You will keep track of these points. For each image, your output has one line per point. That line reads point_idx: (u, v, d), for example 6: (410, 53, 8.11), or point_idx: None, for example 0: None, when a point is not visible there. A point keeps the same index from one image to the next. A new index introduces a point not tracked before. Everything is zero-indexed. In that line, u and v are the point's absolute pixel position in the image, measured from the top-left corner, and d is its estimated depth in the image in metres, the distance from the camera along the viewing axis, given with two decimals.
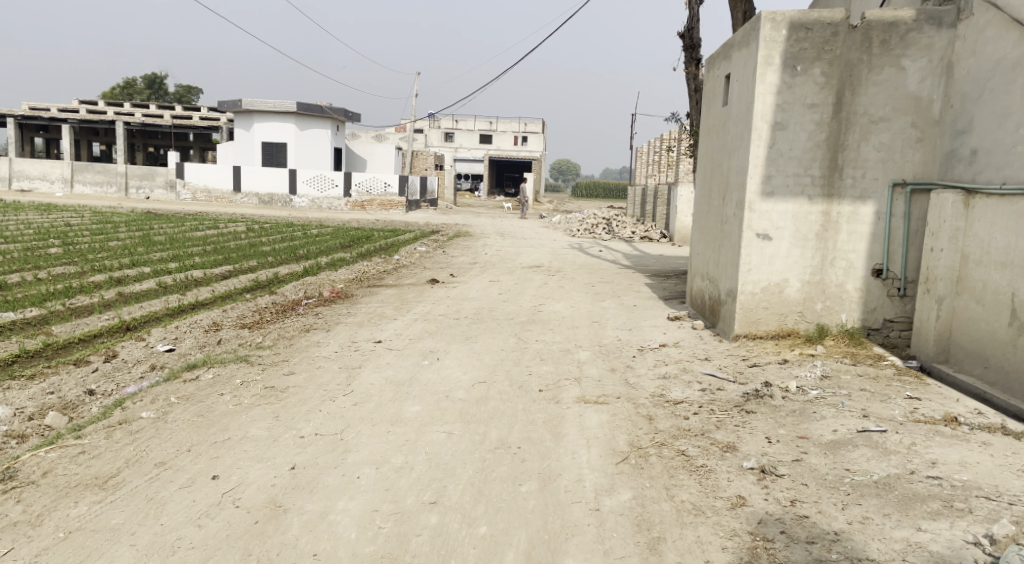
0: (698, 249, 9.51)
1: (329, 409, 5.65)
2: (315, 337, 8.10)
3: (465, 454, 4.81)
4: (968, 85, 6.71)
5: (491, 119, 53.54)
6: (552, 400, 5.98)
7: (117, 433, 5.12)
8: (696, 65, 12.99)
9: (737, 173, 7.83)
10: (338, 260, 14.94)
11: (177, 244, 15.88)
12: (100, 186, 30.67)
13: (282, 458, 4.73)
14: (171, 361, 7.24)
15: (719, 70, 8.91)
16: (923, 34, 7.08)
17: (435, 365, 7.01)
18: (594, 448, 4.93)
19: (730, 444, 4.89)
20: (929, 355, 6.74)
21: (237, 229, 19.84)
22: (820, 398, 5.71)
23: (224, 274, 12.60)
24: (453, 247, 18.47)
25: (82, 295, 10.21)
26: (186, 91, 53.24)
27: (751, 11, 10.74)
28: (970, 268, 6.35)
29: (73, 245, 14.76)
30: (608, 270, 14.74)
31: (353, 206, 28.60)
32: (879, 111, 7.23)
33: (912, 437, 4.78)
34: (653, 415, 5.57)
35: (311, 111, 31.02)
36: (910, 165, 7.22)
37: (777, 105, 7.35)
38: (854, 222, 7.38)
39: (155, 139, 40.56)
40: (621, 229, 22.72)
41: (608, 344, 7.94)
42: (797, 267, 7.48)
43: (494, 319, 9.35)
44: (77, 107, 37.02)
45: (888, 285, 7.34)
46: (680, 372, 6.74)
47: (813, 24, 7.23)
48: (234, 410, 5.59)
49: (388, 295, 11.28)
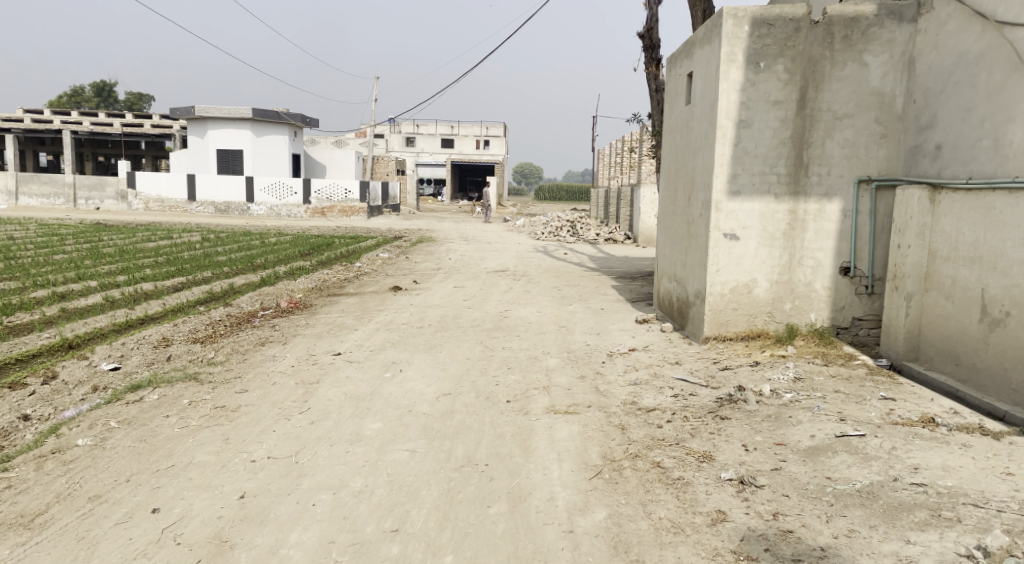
0: (664, 249, 9.36)
1: (284, 429, 5.35)
2: (271, 351, 7.76)
3: (429, 475, 4.56)
4: (931, 79, 6.65)
5: (453, 123, 53.27)
6: (521, 411, 5.74)
7: (48, 464, 4.80)
8: (656, 66, 12.89)
9: (702, 172, 7.68)
10: (296, 269, 14.54)
11: (126, 255, 15.34)
12: (47, 198, 29.69)
13: (229, 487, 4.46)
14: (116, 381, 6.85)
15: (681, 68, 8.77)
16: (885, 29, 7.01)
17: (397, 377, 6.72)
18: (566, 462, 4.71)
19: (706, 454, 4.71)
20: (899, 353, 6.62)
21: (191, 239, 19.23)
22: (795, 401, 5.54)
23: (175, 286, 12.14)
24: (415, 253, 18.13)
25: (22, 312, 9.70)
26: (137, 98, 52.18)
27: (712, 9, 10.67)
28: (938, 264, 6.26)
29: (15, 260, 14.10)
30: (574, 273, 14.55)
31: (313, 213, 28.12)
32: (842, 108, 7.13)
33: (892, 441, 4.64)
34: (626, 425, 5.36)
35: (268, 117, 30.43)
36: (874, 161, 7.13)
37: (741, 102, 7.22)
38: (820, 219, 7.26)
39: (107, 149, 39.60)
40: (585, 232, 22.61)
41: (576, 350, 7.72)
42: (765, 266, 7.35)
43: (459, 327, 9.08)
44: (23, 116, 35.98)
45: (856, 283, 7.23)
46: (651, 378, 6.55)
47: (775, 19, 7.12)
48: (180, 434, 5.26)
49: (349, 304, 10.95)
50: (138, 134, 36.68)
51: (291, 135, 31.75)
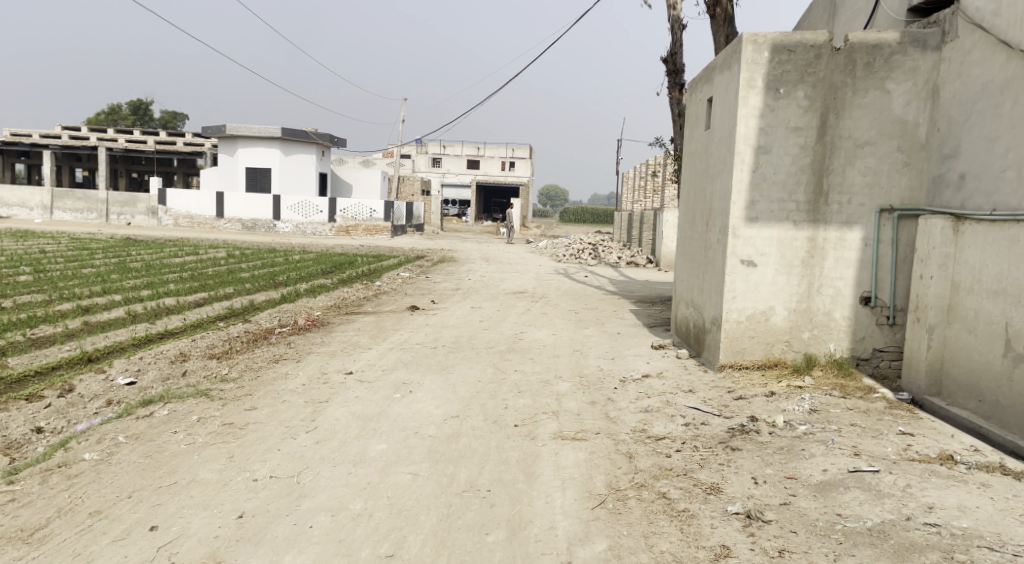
0: (682, 274, 9.25)
1: (289, 448, 5.31)
2: (284, 368, 7.75)
3: (430, 499, 4.50)
4: (955, 108, 6.54)
5: (478, 144, 53.58)
6: (528, 436, 5.66)
7: (53, 478, 4.80)
8: (679, 90, 12.85)
9: (720, 198, 7.59)
10: (318, 286, 14.61)
11: (152, 270, 15.53)
12: (80, 213, 30.24)
13: (229, 505, 4.42)
14: (130, 395, 6.87)
15: (701, 93, 8.71)
16: (908, 56, 6.92)
17: (407, 398, 6.67)
18: (569, 490, 4.63)
19: (714, 485, 4.60)
20: (921, 387, 6.45)
21: (217, 255, 19.43)
22: (810, 434, 5.40)
23: (197, 302, 12.22)
24: (436, 273, 18.16)
25: (45, 324, 9.80)
26: (171, 116, 53.15)
27: (734, 35, 10.63)
28: (961, 296, 6.11)
29: (44, 273, 14.31)
30: (592, 296, 14.46)
31: (338, 231, 28.40)
32: (864, 135, 7.04)
33: (907, 478, 4.50)
34: (634, 453, 5.26)
35: (296, 136, 30.80)
36: (896, 190, 7.01)
37: (760, 128, 7.14)
38: (840, 247, 7.14)
39: (140, 166, 40.30)
40: (606, 255, 22.52)
41: (589, 375, 7.63)
42: (783, 294, 7.23)
43: (473, 348, 9.02)
44: (61, 132, 36.78)
45: (876, 313, 7.08)
46: (663, 406, 6.43)
47: (795, 46, 7.05)
48: (186, 450, 5.24)
49: (366, 323, 10.94)
50: (170, 152, 37.28)
51: (318, 154, 32.10)
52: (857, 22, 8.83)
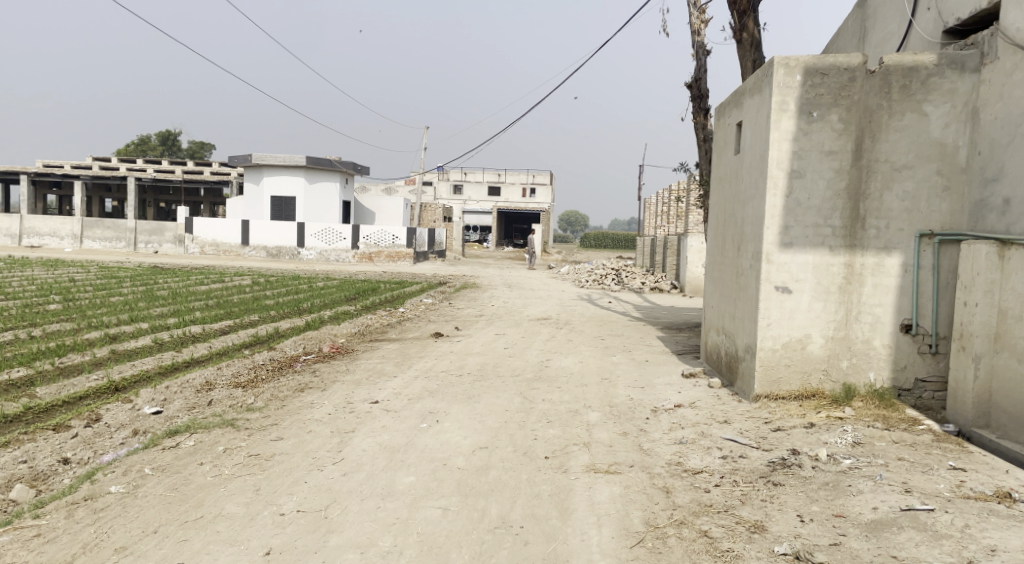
0: (712, 301, 9.06)
1: (316, 480, 5.18)
2: (309, 398, 7.62)
3: (462, 536, 4.38)
4: (998, 131, 6.39)
5: (500, 171, 53.74)
6: (560, 469, 5.48)
7: (79, 512, 4.70)
8: (704, 116, 12.73)
9: (753, 223, 7.42)
10: (343, 313, 14.57)
11: (179, 298, 15.54)
12: (109, 241, 30.57)
13: (256, 542, 4.33)
14: (156, 425, 6.78)
15: (730, 117, 8.57)
16: (945, 78, 6.75)
17: (434, 429, 6.51)
18: (606, 527, 4.47)
19: (757, 523, 4.41)
20: (968, 419, 6.19)
21: (243, 282, 19.44)
22: (855, 468, 5.18)
23: (223, 329, 12.18)
24: (460, 299, 18.06)
25: (73, 353, 9.78)
26: (200, 148, 53.81)
27: (762, 60, 10.51)
28: (1009, 324, 5.89)
29: (72, 301, 14.35)
30: (618, 322, 14.28)
31: (361, 258, 28.42)
32: (901, 159, 6.85)
33: (965, 517, 4.30)
34: (671, 488, 5.06)
35: (321, 164, 31.01)
36: (936, 214, 6.81)
37: (793, 152, 6.97)
38: (879, 273, 6.93)
39: (166, 195, 40.75)
40: (630, 281, 22.33)
41: (620, 405, 7.43)
42: (820, 322, 7.01)
43: (499, 376, 8.86)
44: (91, 163, 37.42)
45: (918, 341, 6.85)
46: (698, 438, 6.22)
47: (829, 69, 6.89)
48: (212, 482, 5.13)
49: (390, 351, 10.81)
50: (197, 181, 37.71)
51: (342, 182, 32.30)
52: (888, 44, 8.69)
